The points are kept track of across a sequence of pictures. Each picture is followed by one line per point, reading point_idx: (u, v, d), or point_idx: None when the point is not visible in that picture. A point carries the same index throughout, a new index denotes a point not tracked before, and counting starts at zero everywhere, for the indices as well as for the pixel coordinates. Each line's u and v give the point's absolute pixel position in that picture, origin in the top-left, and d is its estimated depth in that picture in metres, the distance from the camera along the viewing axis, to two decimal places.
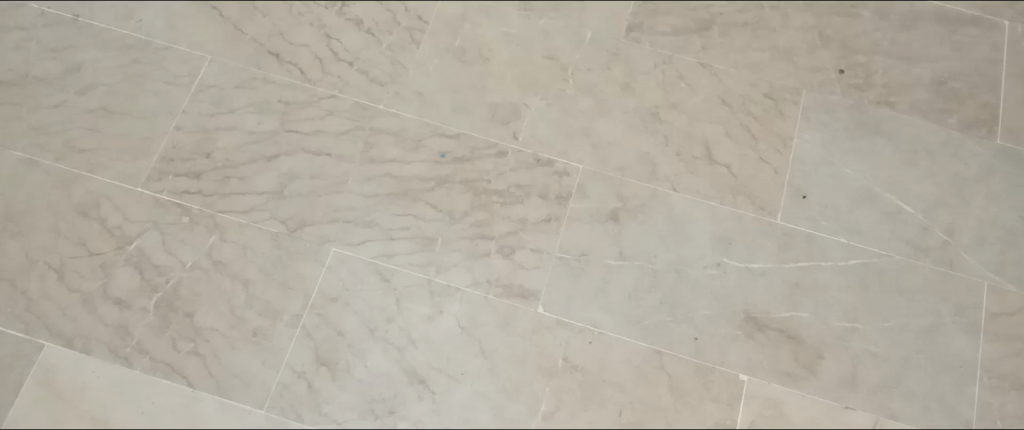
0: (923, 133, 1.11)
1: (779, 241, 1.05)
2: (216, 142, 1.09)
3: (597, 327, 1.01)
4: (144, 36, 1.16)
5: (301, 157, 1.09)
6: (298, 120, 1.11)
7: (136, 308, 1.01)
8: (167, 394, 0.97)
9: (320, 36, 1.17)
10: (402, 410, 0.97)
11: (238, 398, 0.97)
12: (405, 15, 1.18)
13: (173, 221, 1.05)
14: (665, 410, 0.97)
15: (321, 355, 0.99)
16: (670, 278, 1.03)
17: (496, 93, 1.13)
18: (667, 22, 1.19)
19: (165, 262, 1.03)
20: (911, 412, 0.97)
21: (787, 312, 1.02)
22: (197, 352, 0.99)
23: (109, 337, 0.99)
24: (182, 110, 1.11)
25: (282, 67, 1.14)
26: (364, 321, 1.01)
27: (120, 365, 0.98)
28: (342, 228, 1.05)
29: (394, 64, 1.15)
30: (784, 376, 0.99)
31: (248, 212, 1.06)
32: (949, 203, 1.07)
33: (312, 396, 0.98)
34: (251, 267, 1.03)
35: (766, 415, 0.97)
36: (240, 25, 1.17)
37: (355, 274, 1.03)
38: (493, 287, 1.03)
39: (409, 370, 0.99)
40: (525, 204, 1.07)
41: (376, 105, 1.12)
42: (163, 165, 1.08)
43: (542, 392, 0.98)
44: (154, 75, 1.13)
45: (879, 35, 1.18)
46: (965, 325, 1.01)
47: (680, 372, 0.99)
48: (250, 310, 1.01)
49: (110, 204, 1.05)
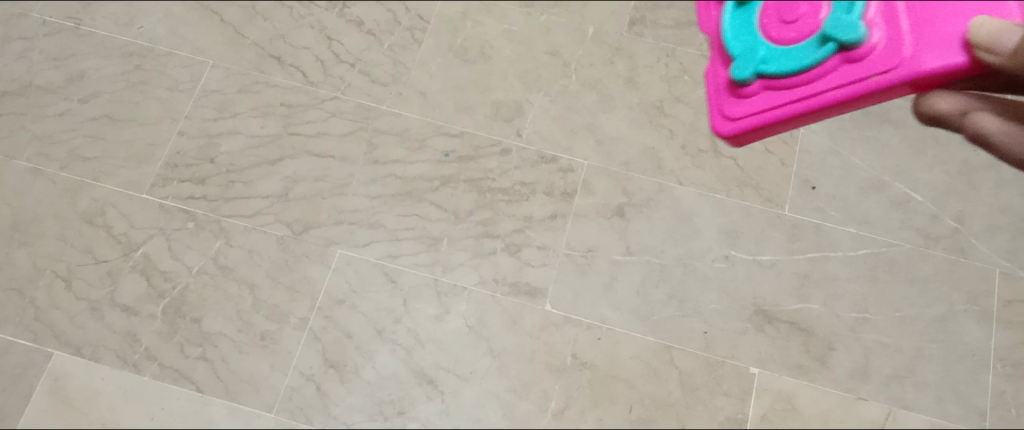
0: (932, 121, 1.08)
1: (787, 232, 1.04)
2: (219, 147, 1.09)
3: (605, 323, 1.00)
4: (146, 42, 1.15)
5: (305, 159, 1.09)
6: (301, 123, 1.11)
7: (143, 315, 1.01)
8: (176, 399, 0.97)
9: (321, 38, 1.16)
10: (411, 411, 0.98)
11: (247, 402, 0.97)
12: (406, 14, 1.17)
13: (179, 226, 1.05)
14: (676, 406, 0.97)
15: (329, 357, 1.00)
16: (678, 273, 1.03)
17: (499, 91, 1.12)
18: (670, 15, 1.17)
19: (171, 268, 1.04)
20: (924, 402, 0.96)
21: (797, 304, 1.01)
22: (205, 357, 0.99)
23: (118, 345, 1.00)
24: (185, 116, 1.11)
25: (283, 70, 1.14)
26: (371, 323, 1.01)
27: (129, 371, 0.99)
28: (348, 229, 1.05)
29: (396, 64, 1.14)
30: (795, 369, 0.98)
31: (253, 216, 1.06)
32: (960, 191, 1.05)
33: (321, 399, 0.98)
34: (258, 271, 1.03)
35: (779, 408, 0.97)
36: (240, 29, 1.16)
37: (362, 276, 1.03)
38: (500, 286, 1.02)
39: (417, 371, 0.99)
40: (530, 202, 1.06)
41: (379, 105, 1.11)
42: (167, 171, 1.08)
43: (552, 390, 0.98)
44: (156, 81, 1.13)
45: None
46: (978, 314, 0.99)
47: (690, 367, 0.98)
48: (257, 314, 1.01)
49: (115, 212, 1.05)
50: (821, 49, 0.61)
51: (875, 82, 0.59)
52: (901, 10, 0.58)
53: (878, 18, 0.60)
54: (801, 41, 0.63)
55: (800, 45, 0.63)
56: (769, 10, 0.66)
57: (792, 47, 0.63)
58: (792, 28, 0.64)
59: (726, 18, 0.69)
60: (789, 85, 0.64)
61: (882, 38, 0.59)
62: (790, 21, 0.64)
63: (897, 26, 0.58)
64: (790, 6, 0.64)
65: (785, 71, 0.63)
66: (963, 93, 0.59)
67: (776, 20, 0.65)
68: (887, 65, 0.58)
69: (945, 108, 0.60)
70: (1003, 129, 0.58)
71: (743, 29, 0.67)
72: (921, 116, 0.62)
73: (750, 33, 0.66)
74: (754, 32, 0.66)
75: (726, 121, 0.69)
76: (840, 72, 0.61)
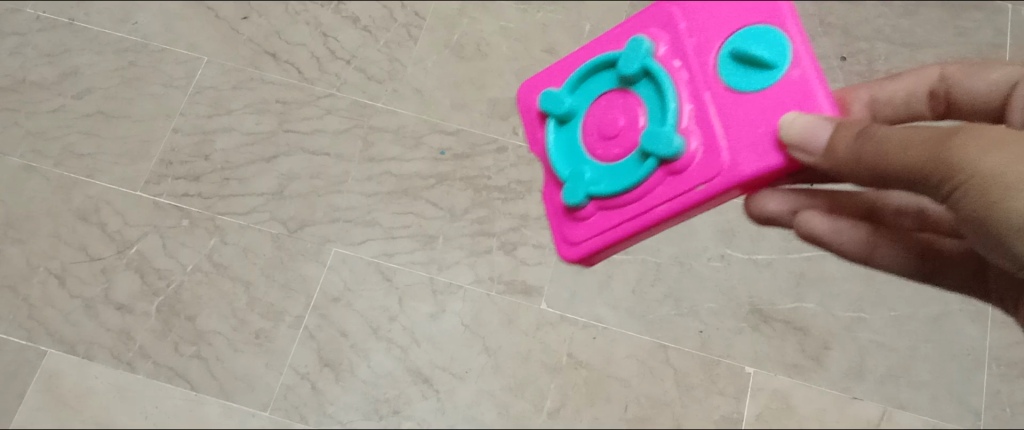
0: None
1: (783, 231, 1.03)
2: (214, 144, 1.09)
3: (601, 322, 1.00)
4: (139, 37, 1.13)
5: (300, 157, 1.08)
6: (296, 120, 1.10)
7: (138, 313, 1.02)
8: (170, 398, 0.99)
9: (316, 35, 1.15)
10: (406, 409, 0.99)
11: (242, 401, 0.99)
12: (402, 11, 1.16)
13: (173, 224, 1.05)
14: (671, 404, 0.98)
15: (325, 356, 1.00)
16: (673, 271, 1.02)
17: (495, 88, 1.11)
18: None
19: (165, 266, 1.03)
20: (918, 402, 0.97)
21: (793, 304, 1.01)
22: (200, 356, 1.00)
23: (112, 343, 1.00)
24: (180, 112, 1.10)
25: (279, 66, 1.13)
26: (367, 321, 1.02)
27: (122, 370, 1.00)
28: (344, 227, 1.05)
29: (392, 61, 1.13)
30: (790, 368, 0.98)
31: (248, 213, 1.05)
32: None
33: (317, 397, 0.99)
34: (253, 269, 1.03)
35: (773, 407, 0.98)
36: (236, 25, 1.15)
37: (357, 274, 1.03)
38: (496, 284, 1.02)
39: (412, 369, 1.00)
40: (526, 200, 1.05)
41: (374, 102, 1.11)
42: (161, 168, 1.07)
43: (547, 389, 0.99)
44: (150, 77, 1.11)
45: (882, 22, 1.16)
46: (974, 313, 0.98)
47: (686, 366, 0.99)
48: (252, 312, 1.02)
49: (110, 209, 1.04)
50: (641, 163, 0.48)
51: (703, 195, 0.45)
52: (710, 113, 0.46)
53: (694, 123, 0.46)
54: (623, 157, 0.50)
55: (622, 160, 0.50)
56: (591, 122, 0.53)
57: (615, 164, 0.50)
58: (614, 143, 0.51)
59: (550, 138, 0.55)
60: (618, 204, 0.50)
61: (699, 144, 0.46)
62: (611, 135, 0.51)
63: (707, 129, 0.46)
64: (610, 118, 0.51)
65: (610, 191, 0.50)
66: (787, 191, 0.54)
67: (597, 135, 0.52)
68: (704, 175, 0.45)
69: (774, 209, 0.54)
70: (833, 227, 0.54)
71: (569, 149, 0.54)
72: (758, 219, 0.56)
73: (575, 154, 0.53)
74: (578, 152, 0.53)
75: (568, 246, 0.55)
76: (663, 186, 0.47)
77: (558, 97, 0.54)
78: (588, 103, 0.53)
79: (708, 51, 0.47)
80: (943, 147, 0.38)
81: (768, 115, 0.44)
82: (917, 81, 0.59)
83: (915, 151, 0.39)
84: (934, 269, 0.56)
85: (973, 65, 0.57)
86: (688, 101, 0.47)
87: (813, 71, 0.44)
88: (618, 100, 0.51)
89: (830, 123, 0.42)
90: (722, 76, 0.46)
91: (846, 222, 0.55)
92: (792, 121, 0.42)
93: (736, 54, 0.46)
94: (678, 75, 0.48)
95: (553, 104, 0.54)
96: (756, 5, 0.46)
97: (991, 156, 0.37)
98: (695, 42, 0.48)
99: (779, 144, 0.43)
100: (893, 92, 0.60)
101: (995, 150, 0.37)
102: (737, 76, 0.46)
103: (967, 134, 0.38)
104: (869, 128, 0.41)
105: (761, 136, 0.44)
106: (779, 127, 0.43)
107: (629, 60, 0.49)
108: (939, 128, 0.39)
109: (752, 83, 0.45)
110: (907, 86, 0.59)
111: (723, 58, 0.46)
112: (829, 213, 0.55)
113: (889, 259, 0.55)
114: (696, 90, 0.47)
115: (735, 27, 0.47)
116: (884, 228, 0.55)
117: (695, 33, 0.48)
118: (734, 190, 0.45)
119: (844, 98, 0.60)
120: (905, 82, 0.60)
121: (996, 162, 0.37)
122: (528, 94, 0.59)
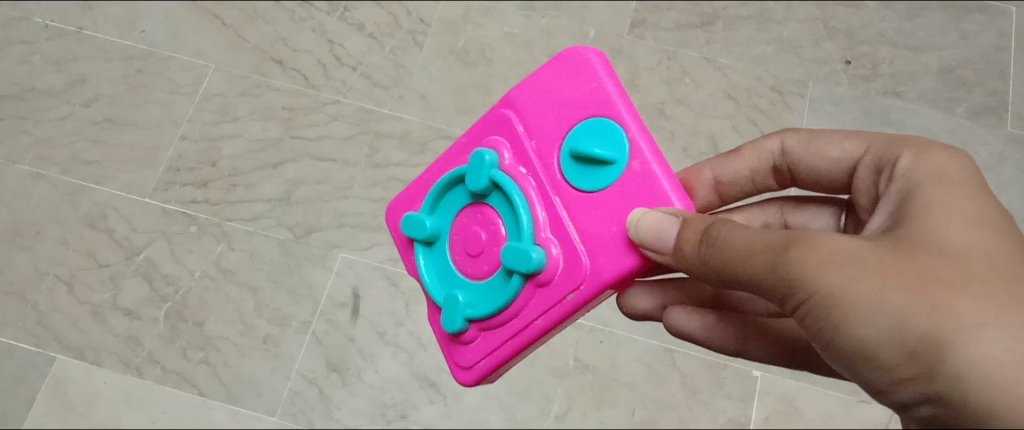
0: (931, 90, 1.10)
1: None
2: (221, 151, 1.10)
3: (607, 326, 1.00)
4: (147, 46, 1.13)
5: (306, 163, 1.09)
6: (302, 127, 1.11)
7: (146, 319, 1.02)
8: (178, 403, 1.00)
9: (322, 42, 1.16)
10: (413, 414, 0.99)
11: (249, 406, 0.99)
12: (407, 18, 1.17)
13: (181, 230, 1.06)
14: (677, 408, 0.98)
15: (331, 361, 1.01)
16: None
17: (500, 94, 1.12)
18: (670, 18, 1.17)
19: (173, 272, 1.04)
20: None
21: None
22: (208, 361, 1.01)
23: (120, 349, 1.01)
24: (187, 120, 1.11)
25: (285, 73, 1.14)
26: (374, 326, 1.02)
27: (131, 375, 1.00)
28: (349, 233, 1.05)
29: (397, 68, 1.14)
30: (796, 371, 0.98)
31: (255, 220, 1.06)
32: None
33: (323, 402, 0.99)
34: (260, 275, 1.04)
35: (780, 410, 0.98)
36: (243, 32, 1.16)
37: (363, 279, 1.03)
38: None
39: (419, 374, 1.00)
40: None
41: (380, 108, 1.11)
42: (169, 175, 1.08)
43: (553, 394, 0.99)
44: (158, 85, 1.11)
45: (884, 25, 1.17)
46: None
47: (691, 370, 0.99)
48: (259, 317, 1.02)
49: (118, 216, 1.04)
50: (508, 279, 0.51)
51: (573, 302, 0.48)
52: (564, 220, 0.49)
53: (550, 231, 0.50)
54: (493, 273, 0.53)
55: (492, 276, 0.53)
56: (458, 242, 0.55)
57: (488, 280, 0.53)
58: (482, 259, 0.54)
59: (419, 263, 0.57)
60: (496, 323, 0.53)
61: (559, 251, 0.49)
62: (476, 253, 0.54)
63: (565, 238, 0.49)
64: (473, 234, 0.54)
65: (486, 312, 0.52)
66: (653, 290, 0.66)
67: (464, 253, 0.55)
68: (572, 283, 0.48)
69: (645, 306, 0.66)
70: (699, 324, 0.63)
71: (442, 272, 0.56)
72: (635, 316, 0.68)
73: (449, 275, 0.56)
74: (452, 274, 0.56)
75: (463, 370, 0.56)
76: (535, 299, 0.50)
77: (419, 222, 0.55)
78: (450, 221, 0.56)
79: (549, 155, 0.50)
80: (779, 262, 0.41)
81: (616, 214, 0.47)
82: (760, 154, 0.62)
83: (758, 260, 0.42)
84: (804, 360, 0.60)
85: (812, 137, 0.58)
86: (541, 212, 0.50)
87: (649, 158, 0.46)
88: (476, 214, 0.54)
89: (678, 218, 0.44)
90: (567, 181, 0.49)
91: (714, 317, 0.62)
92: (643, 215, 0.44)
93: (572, 154, 0.49)
94: (526, 183, 0.51)
95: (414, 228, 0.56)
96: (578, 106, 0.49)
97: (821, 272, 0.39)
98: (535, 147, 0.51)
99: (631, 247, 0.46)
100: (738, 170, 0.63)
101: (831, 266, 0.39)
102: (578, 181, 0.49)
103: (802, 247, 0.40)
104: (710, 232, 0.44)
105: (613, 237, 0.47)
106: (630, 226, 0.45)
107: (477, 174, 0.52)
108: (781, 235, 0.42)
109: (594, 182, 0.48)
110: (748, 164, 0.63)
111: (564, 163, 0.49)
112: (694, 310, 0.63)
113: (761, 350, 0.62)
114: (546, 200, 0.50)
115: (566, 130, 0.50)
116: (751, 321, 0.62)
117: (535, 138, 0.51)
118: (608, 289, 0.48)
119: (690, 183, 0.65)
120: (746, 159, 0.63)
121: (833, 281, 0.39)
122: (394, 222, 0.62)
